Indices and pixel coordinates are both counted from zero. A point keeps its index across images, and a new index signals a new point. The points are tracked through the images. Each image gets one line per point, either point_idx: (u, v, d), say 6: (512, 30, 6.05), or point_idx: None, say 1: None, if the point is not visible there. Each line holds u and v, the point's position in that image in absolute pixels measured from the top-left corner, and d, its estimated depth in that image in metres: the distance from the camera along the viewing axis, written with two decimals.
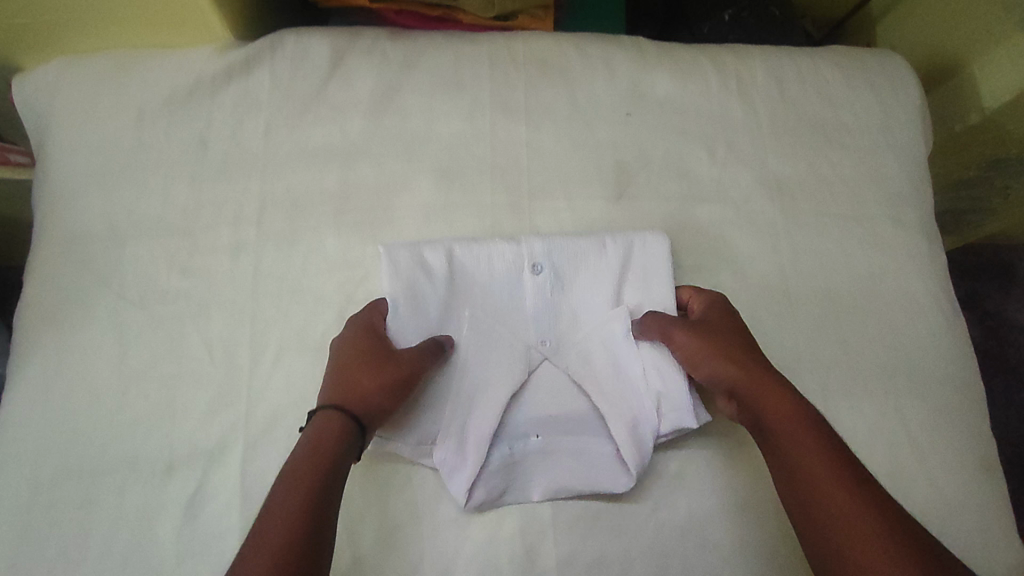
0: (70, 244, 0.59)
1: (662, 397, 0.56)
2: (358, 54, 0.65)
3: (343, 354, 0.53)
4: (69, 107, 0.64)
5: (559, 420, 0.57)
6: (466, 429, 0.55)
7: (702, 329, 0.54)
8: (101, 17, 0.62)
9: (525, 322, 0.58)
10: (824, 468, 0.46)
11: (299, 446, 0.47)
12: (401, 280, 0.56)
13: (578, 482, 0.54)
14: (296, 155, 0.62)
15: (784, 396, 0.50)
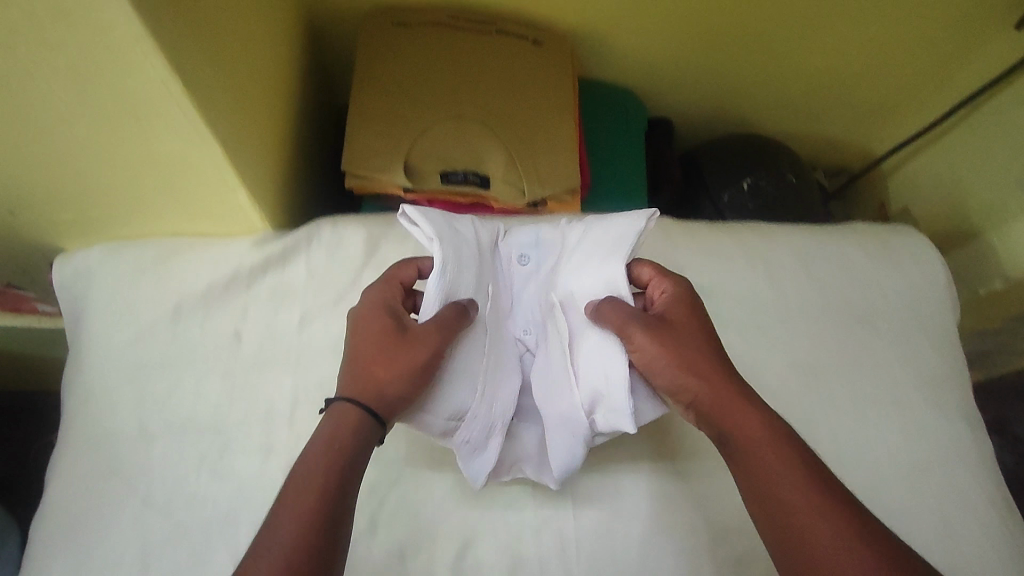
0: (99, 441, 0.59)
1: (600, 396, 0.51)
2: (393, 241, 0.67)
3: (359, 337, 0.51)
4: (109, 296, 0.65)
5: (532, 408, 0.58)
6: (492, 412, 0.53)
7: (662, 327, 0.50)
8: (141, 212, 0.63)
9: (512, 313, 0.60)
10: (802, 495, 0.43)
11: (314, 442, 0.45)
12: (452, 245, 0.54)
13: (531, 474, 0.57)
14: (330, 348, 0.62)
15: (756, 417, 0.46)
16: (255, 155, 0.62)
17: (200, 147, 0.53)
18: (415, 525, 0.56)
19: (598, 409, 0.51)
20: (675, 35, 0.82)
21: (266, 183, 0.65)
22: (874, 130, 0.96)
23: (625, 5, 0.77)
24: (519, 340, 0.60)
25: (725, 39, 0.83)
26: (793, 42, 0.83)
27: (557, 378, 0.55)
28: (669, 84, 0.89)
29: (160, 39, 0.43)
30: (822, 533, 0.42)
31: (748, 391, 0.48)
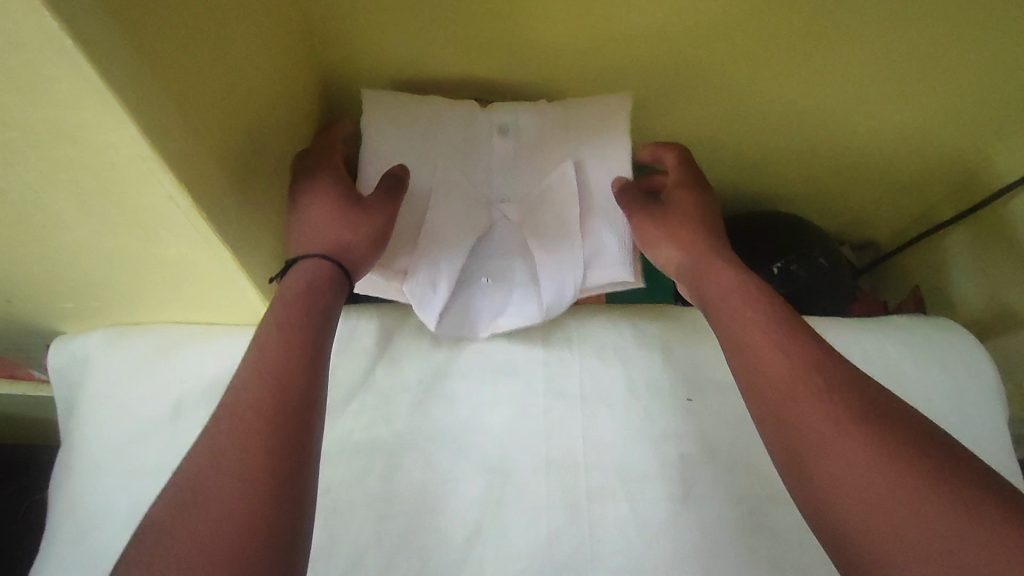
0: (88, 551, 0.55)
1: (597, 253, 0.63)
2: (408, 333, 0.63)
3: (314, 200, 0.55)
4: (104, 388, 0.61)
5: (499, 269, 0.64)
6: (432, 273, 0.61)
7: (660, 210, 0.61)
8: (141, 302, 0.60)
9: (486, 180, 0.66)
10: (765, 332, 0.49)
11: (287, 288, 0.50)
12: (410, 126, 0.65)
13: (486, 327, 0.63)
14: (340, 450, 0.58)
15: (725, 271, 0.55)
16: (268, 245, 0.59)
17: (207, 248, 0.50)
18: None
19: (595, 264, 0.63)
20: (701, 114, 0.80)
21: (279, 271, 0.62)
22: (906, 213, 0.93)
23: (650, 85, 0.75)
24: (497, 205, 0.66)
25: (750, 119, 0.81)
26: (817, 127, 0.81)
27: (540, 240, 0.64)
28: (692, 161, 0.88)
29: (166, 152, 0.41)
30: (786, 362, 0.47)
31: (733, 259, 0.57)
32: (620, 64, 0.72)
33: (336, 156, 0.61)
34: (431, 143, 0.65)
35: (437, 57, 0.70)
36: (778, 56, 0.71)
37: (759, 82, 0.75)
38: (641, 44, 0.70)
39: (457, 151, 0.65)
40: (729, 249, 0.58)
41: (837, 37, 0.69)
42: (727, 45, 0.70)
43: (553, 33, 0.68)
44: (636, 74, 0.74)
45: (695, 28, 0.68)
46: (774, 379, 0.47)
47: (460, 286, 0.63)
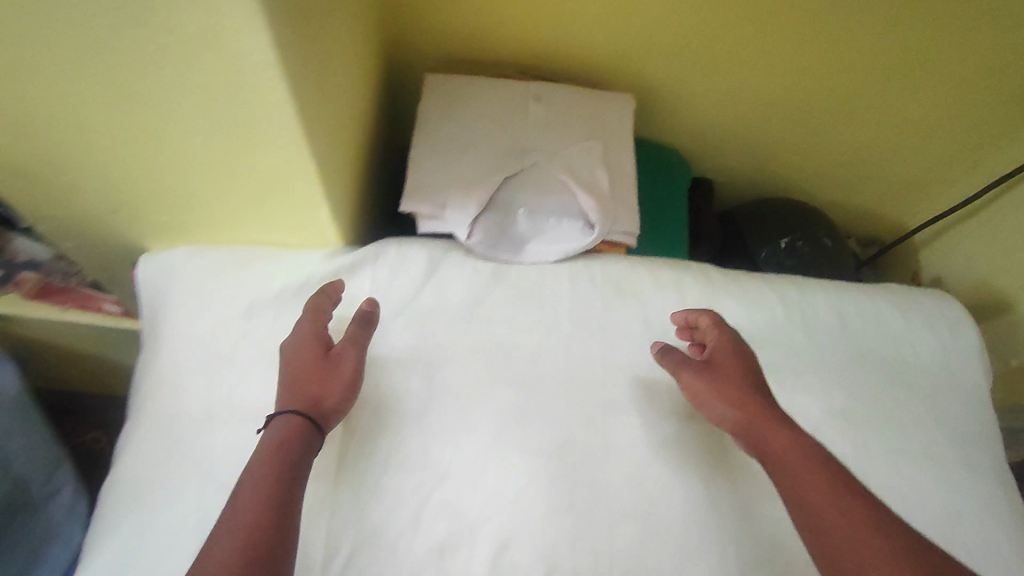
0: (170, 422, 0.64)
1: (617, 220, 0.74)
2: (452, 264, 0.72)
3: (294, 357, 0.60)
4: (187, 292, 0.70)
5: (532, 204, 0.73)
6: (469, 195, 0.71)
7: (707, 370, 0.63)
8: (225, 220, 0.70)
9: (522, 132, 0.76)
10: (824, 495, 0.51)
11: (263, 450, 0.53)
12: (456, 91, 0.78)
13: (510, 254, 0.72)
14: (389, 353, 0.67)
15: (782, 431, 0.57)
16: (341, 176, 0.68)
17: (299, 163, 0.60)
18: (457, 522, 0.60)
19: (615, 229, 0.74)
20: (722, 104, 0.89)
21: (347, 201, 0.71)
22: (906, 206, 1.02)
23: (680, 72, 0.85)
24: (531, 153, 0.75)
25: (770, 107, 0.89)
26: (827, 125, 0.91)
27: (562, 188, 0.74)
28: (712, 151, 0.97)
29: (285, 66, 0.50)
30: (844, 518, 0.50)
31: (782, 417, 0.59)
32: (650, 44, 0.81)
33: (337, 290, 0.67)
34: (476, 106, 0.77)
35: (488, 29, 0.80)
36: (799, 48, 0.80)
37: (778, 73, 0.84)
38: (672, 28, 0.79)
39: (497, 112, 0.77)
40: (774, 405, 0.60)
41: (848, 34, 0.78)
42: (751, 36, 0.79)
43: (599, 16, 0.78)
44: (662, 55, 0.82)
45: (721, 19, 0.77)
46: (837, 535, 0.49)
47: (501, 216, 0.72)
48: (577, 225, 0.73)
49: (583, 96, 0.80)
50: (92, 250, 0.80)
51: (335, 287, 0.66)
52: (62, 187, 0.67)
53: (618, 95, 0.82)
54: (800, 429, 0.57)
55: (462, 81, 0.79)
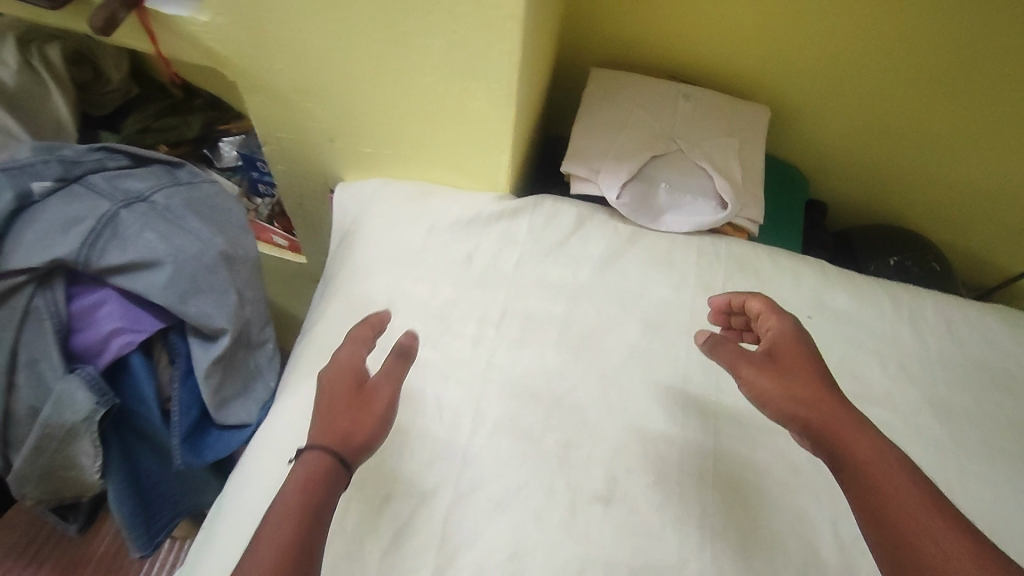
0: (355, 304, 0.76)
1: (744, 207, 0.85)
2: (596, 222, 0.82)
3: (325, 388, 0.55)
4: (377, 209, 0.84)
5: (672, 183, 0.85)
6: (620, 166, 0.84)
7: (769, 363, 0.57)
8: (422, 156, 0.85)
9: (670, 122, 0.88)
10: (917, 512, 0.45)
11: (287, 488, 0.48)
12: (617, 83, 0.91)
13: (648, 220, 0.83)
14: (535, 284, 0.78)
15: (863, 436, 0.50)
16: (521, 130, 0.82)
17: (502, 101, 0.75)
18: (584, 426, 0.67)
19: (741, 216, 0.85)
20: (846, 127, 0.98)
21: (519, 155, 0.85)
22: (1015, 254, 1.06)
23: (815, 94, 0.95)
24: (675, 140, 0.87)
25: (894, 125, 0.96)
26: (942, 159, 0.98)
27: (698, 172, 0.85)
28: (830, 174, 1.06)
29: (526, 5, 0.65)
30: (935, 535, 0.44)
31: (860, 419, 0.52)
32: (793, 57, 0.91)
33: (375, 322, 0.62)
34: (632, 96, 0.90)
35: (650, 36, 0.94)
36: (934, 69, 0.87)
37: (909, 93, 0.91)
38: (817, 49, 0.89)
39: (650, 103, 0.89)
40: (850, 403, 0.53)
41: (980, 71, 0.85)
42: (885, 66, 0.89)
43: (753, 32, 0.89)
44: (802, 69, 0.92)
45: (860, 48, 0.87)
46: (926, 550, 0.43)
47: (645, 186, 0.84)
48: (711, 204, 0.84)
49: (723, 100, 0.92)
50: (298, 175, 0.96)
51: (381, 317, 0.63)
52: (303, 111, 0.84)
53: (753, 105, 0.94)
54: (881, 434, 0.51)
55: (621, 76, 0.92)
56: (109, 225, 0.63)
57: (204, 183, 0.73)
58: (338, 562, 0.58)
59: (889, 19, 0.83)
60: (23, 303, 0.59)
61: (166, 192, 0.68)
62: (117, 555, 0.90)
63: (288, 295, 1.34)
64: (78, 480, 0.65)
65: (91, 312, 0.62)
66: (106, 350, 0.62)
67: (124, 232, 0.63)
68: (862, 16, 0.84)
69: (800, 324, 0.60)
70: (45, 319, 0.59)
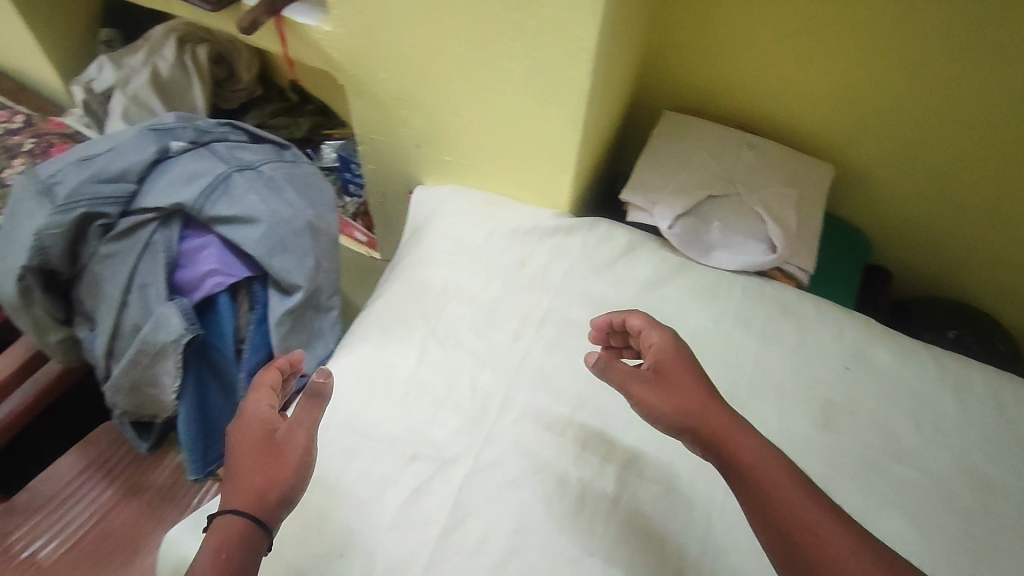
0: (413, 286, 0.83)
1: (794, 255, 0.87)
2: (646, 248, 0.87)
3: (238, 446, 0.58)
4: (448, 209, 0.93)
5: (723, 222, 0.88)
6: (676, 200, 0.89)
7: (656, 378, 0.64)
8: (495, 170, 0.94)
9: (732, 166, 0.93)
10: (788, 487, 0.53)
11: (204, 551, 0.51)
12: (686, 126, 0.97)
13: (697, 253, 0.87)
14: (580, 295, 0.83)
15: (741, 432, 0.57)
16: (586, 155, 0.89)
17: (571, 124, 0.82)
18: (602, 427, 0.70)
19: (790, 263, 0.87)
20: (870, 194, 1.02)
21: (582, 178, 0.92)
22: None
23: (846, 158, 1.00)
24: (734, 184, 0.91)
25: (901, 192, 1.00)
26: (966, 232, 1.00)
27: (751, 217, 0.89)
28: (882, 241, 1.07)
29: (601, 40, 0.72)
30: (806, 518, 0.50)
31: (738, 420, 0.59)
32: (793, 117, 0.99)
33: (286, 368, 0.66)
34: (698, 140, 0.95)
35: (720, 87, 1.00)
36: (947, 141, 0.91)
37: (900, 162, 0.96)
38: (839, 114, 0.95)
39: (713, 147, 0.95)
40: (727, 405, 0.60)
41: (993, 146, 0.89)
42: (903, 137, 0.94)
43: (814, 89, 0.94)
44: (801, 128, 0.99)
45: (884, 116, 0.93)
46: (804, 534, 0.50)
47: (698, 221, 0.88)
48: (761, 246, 0.87)
49: (787, 153, 0.96)
50: (385, 175, 1.07)
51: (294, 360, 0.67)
52: (398, 117, 0.95)
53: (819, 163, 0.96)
54: (757, 432, 0.58)
55: (691, 121, 0.98)
56: (223, 183, 0.74)
57: (304, 164, 0.84)
58: (358, 504, 0.64)
59: (888, 91, 0.90)
60: (146, 236, 0.71)
61: (272, 164, 0.80)
62: (172, 486, 1.00)
63: (360, 290, 1.45)
64: (157, 398, 0.75)
65: (196, 253, 0.73)
66: (201, 287, 0.72)
67: (234, 191, 0.74)
68: (855, 84, 0.91)
69: (683, 343, 0.67)
70: (159, 252, 0.70)
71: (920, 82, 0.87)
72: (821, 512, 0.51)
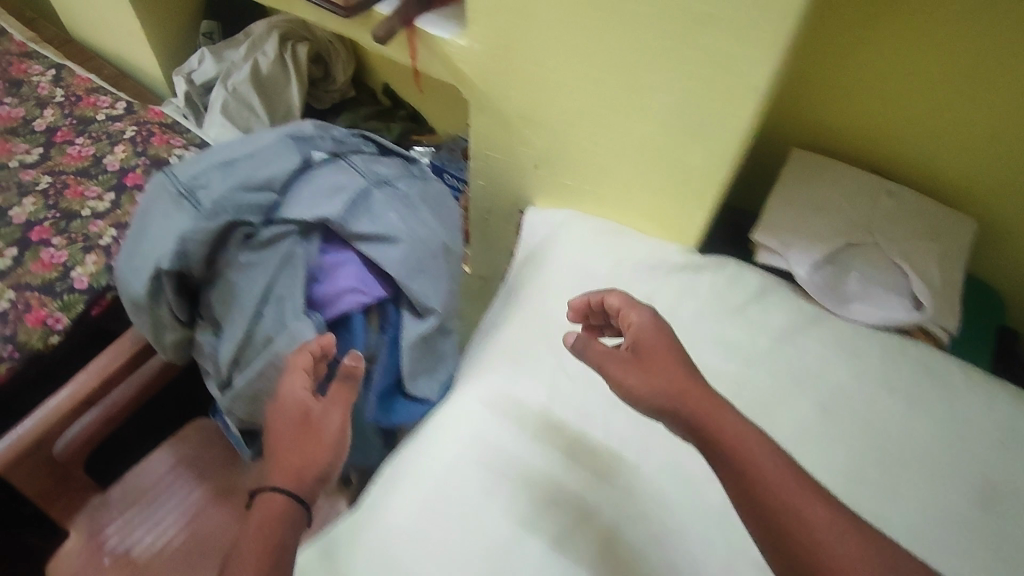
0: (540, 317, 0.80)
1: (940, 315, 0.82)
2: (778, 294, 0.84)
3: (277, 424, 0.61)
4: (566, 235, 0.91)
5: (862, 273, 0.84)
6: (812, 246, 0.85)
7: (634, 359, 0.63)
8: (614, 198, 0.90)
9: (870, 212, 0.87)
10: (773, 467, 0.52)
11: (250, 528, 0.54)
12: (818, 166, 0.92)
13: (832, 302, 0.83)
14: (711, 340, 0.80)
15: (722, 412, 0.56)
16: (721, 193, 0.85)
17: (716, 162, 0.78)
18: None
19: (934, 323, 0.82)
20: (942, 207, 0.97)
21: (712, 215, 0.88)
22: None
23: (911, 173, 0.96)
24: (872, 231, 0.86)
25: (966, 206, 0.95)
26: None
27: (891, 268, 0.84)
28: (1008, 297, 1.02)
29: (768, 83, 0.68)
30: (793, 501, 0.50)
31: (721, 401, 0.58)
32: (862, 125, 0.94)
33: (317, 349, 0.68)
34: (833, 180, 0.90)
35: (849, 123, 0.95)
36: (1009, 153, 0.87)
37: (964, 174, 0.92)
38: (898, 128, 0.92)
39: (848, 189, 0.89)
40: (708, 384, 0.59)
41: None
42: (960, 150, 0.90)
43: (945, 125, 0.89)
44: (854, 122, 0.94)
45: (939, 131, 0.90)
46: (787, 515, 0.49)
47: (835, 269, 0.84)
48: (905, 303, 0.82)
49: (927, 204, 0.90)
50: (496, 195, 1.05)
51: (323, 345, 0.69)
52: (518, 135, 0.92)
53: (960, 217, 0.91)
54: (742, 413, 0.57)
55: (823, 160, 0.93)
56: (364, 198, 0.73)
57: (434, 181, 0.82)
58: (501, 548, 0.61)
59: (939, 105, 0.87)
60: (286, 249, 0.70)
61: (407, 181, 0.78)
62: None
63: None
64: None
65: (334, 269, 0.72)
66: (337, 303, 0.71)
67: (374, 207, 0.73)
68: (928, 83, 0.86)
69: (662, 320, 0.66)
70: (300, 264, 0.70)
71: (1001, 87, 0.82)
72: (807, 493, 0.51)
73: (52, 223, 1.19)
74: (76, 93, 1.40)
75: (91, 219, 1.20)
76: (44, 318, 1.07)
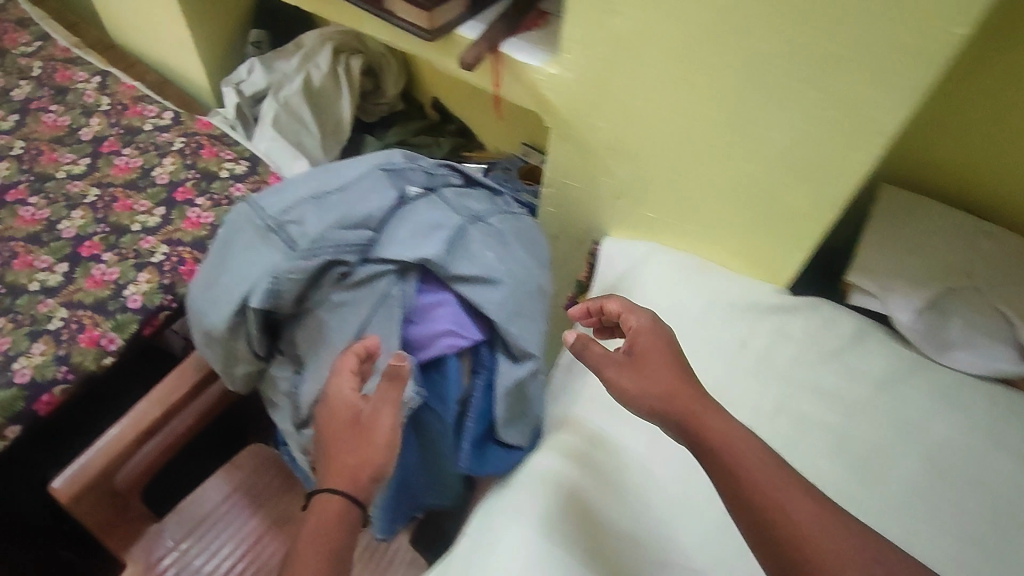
0: None
1: None
2: (875, 339, 0.82)
3: (329, 426, 0.62)
4: (650, 273, 0.89)
5: (965, 320, 0.81)
6: (912, 291, 0.82)
7: (631, 361, 0.68)
8: (701, 235, 0.88)
9: (968, 257, 0.82)
10: (751, 457, 0.58)
11: (309, 529, 0.59)
12: (911, 206, 0.87)
13: (930, 349, 0.81)
14: (809, 388, 0.78)
15: (707, 410, 0.62)
16: None
17: (823, 207, 0.74)
18: None
19: None
20: None
21: None
22: None
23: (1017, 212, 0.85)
24: (972, 277, 0.82)
25: None
26: None
27: (995, 318, 0.80)
28: None
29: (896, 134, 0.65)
30: (772, 490, 0.56)
31: (709, 401, 0.63)
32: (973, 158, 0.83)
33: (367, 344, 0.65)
34: (929, 221, 0.85)
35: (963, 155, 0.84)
36: None
37: None
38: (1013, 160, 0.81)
39: (945, 231, 0.84)
40: (698, 386, 0.65)
41: None
42: None
43: None
44: (972, 152, 0.83)
45: None
46: (765, 501, 0.56)
47: (936, 316, 0.81)
48: (1013, 354, 0.79)
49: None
50: (569, 223, 1.01)
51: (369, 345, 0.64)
52: (603, 167, 0.89)
53: None
54: (725, 411, 0.62)
55: (917, 199, 0.87)
56: (461, 237, 0.70)
57: (524, 215, 0.78)
58: None
59: None
60: (383, 289, 0.67)
61: (500, 216, 0.75)
62: None
63: None
64: None
65: (430, 310, 0.69)
66: (433, 345, 0.68)
67: (471, 247, 0.70)
68: None
69: (658, 324, 0.71)
70: (397, 305, 0.67)
71: None
72: (785, 482, 0.57)
73: (103, 238, 1.16)
74: (121, 101, 1.36)
75: (142, 235, 1.17)
76: (98, 338, 1.04)
